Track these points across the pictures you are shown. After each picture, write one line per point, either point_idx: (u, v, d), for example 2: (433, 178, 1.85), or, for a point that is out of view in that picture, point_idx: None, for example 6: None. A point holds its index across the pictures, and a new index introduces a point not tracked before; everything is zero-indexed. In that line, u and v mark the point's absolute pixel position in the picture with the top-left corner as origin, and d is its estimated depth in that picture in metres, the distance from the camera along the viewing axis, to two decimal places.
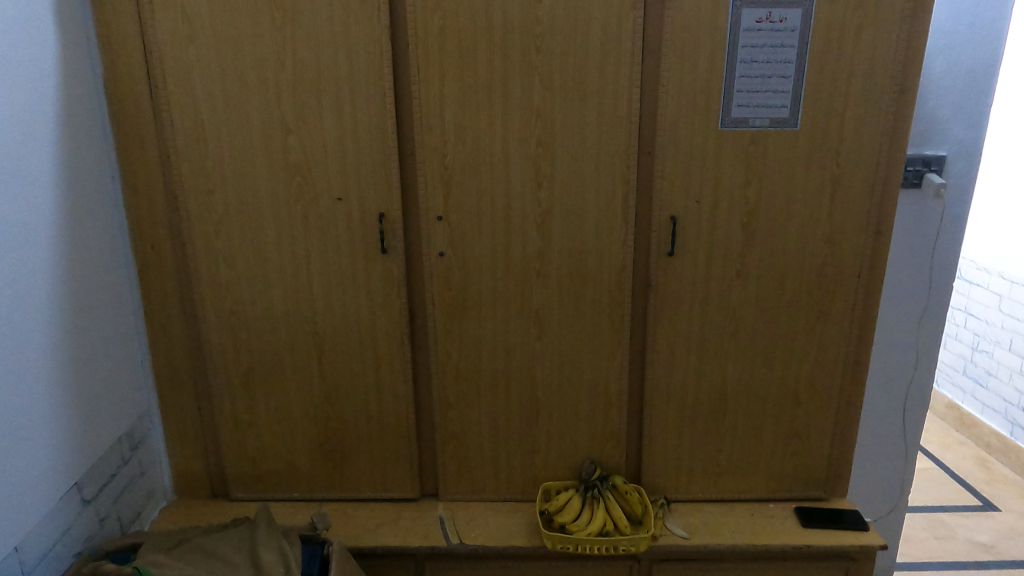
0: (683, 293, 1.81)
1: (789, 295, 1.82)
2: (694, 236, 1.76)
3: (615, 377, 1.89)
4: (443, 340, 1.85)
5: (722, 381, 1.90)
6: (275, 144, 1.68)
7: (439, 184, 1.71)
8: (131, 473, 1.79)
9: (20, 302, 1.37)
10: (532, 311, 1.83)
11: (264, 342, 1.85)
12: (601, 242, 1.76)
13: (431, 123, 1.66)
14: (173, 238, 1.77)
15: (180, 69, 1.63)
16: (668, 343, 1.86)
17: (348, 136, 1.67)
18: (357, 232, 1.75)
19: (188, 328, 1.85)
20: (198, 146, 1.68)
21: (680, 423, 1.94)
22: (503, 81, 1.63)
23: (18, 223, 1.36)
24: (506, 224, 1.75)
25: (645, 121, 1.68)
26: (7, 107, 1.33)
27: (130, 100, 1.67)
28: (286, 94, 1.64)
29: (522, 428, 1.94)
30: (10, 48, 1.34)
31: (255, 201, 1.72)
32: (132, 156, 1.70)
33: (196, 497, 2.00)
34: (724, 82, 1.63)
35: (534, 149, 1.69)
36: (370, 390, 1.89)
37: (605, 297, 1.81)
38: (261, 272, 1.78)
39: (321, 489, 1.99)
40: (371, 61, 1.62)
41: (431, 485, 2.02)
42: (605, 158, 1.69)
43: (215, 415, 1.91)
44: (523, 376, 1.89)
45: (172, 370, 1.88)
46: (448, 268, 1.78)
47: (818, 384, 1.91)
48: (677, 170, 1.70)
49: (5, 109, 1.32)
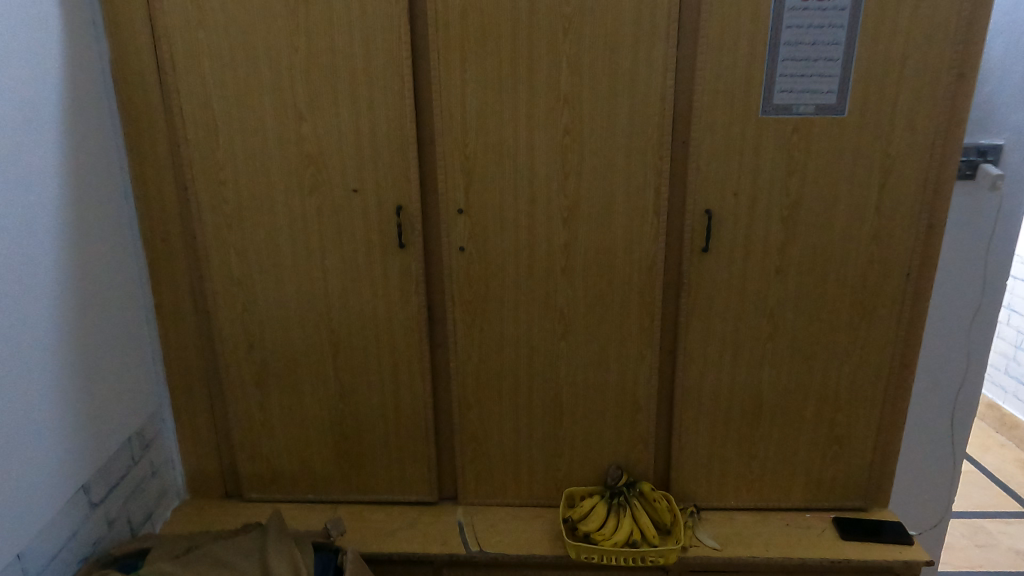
0: (717, 292, 1.71)
1: (832, 295, 1.70)
2: (730, 230, 1.65)
3: (643, 379, 1.79)
4: (464, 338, 1.76)
5: (758, 385, 1.80)
6: (288, 133, 1.60)
7: (460, 175, 1.62)
8: (141, 474, 1.74)
9: (20, 304, 1.30)
10: (557, 310, 1.73)
11: (278, 338, 1.78)
12: (631, 238, 1.66)
13: (451, 111, 1.57)
14: (185, 232, 1.71)
15: (189, 55, 1.55)
16: (701, 343, 1.76)
17: (364, 124, 1.58)
18: (374, 226, 1.66)
19: (200, 324, 1.79)
20: (209, 136, 1.61)
21: (712, 428, 1.84)
22: (528, 66, 1.53)
23: (18, 218, 1.29)
24: (530, 218, 1.65)
25: (680, 109, 1.57)
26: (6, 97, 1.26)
27: (139, 88, 1.59)
28: (300, 80, 1.56)
29: (545, 431, 1.85)
30: (7, 33, 1.26)
31: (268, 193, 1.65)
32: (142, 146, 1.64)
33: (210, 497, 1.95)
34: (767, 65, 1.51)
35: (561, 138, 1.59)
36: (387, 389, 1.81)
37: (635, 295, 1.71)
38: (274, 267, 1.71)
39: (337, 492, 1.92)
40: (389, 45, 1.52)
41: (450, 489, 1.95)
42: (636, 148, 1.59)
43: (228, 415, 1.85)
44: (547, 377, 1.80)
45: (184, 368, 1.82)
46: (469, 264, 1.69)
47: (860, 388, 1.79)
48: (713, 160, 1.59)
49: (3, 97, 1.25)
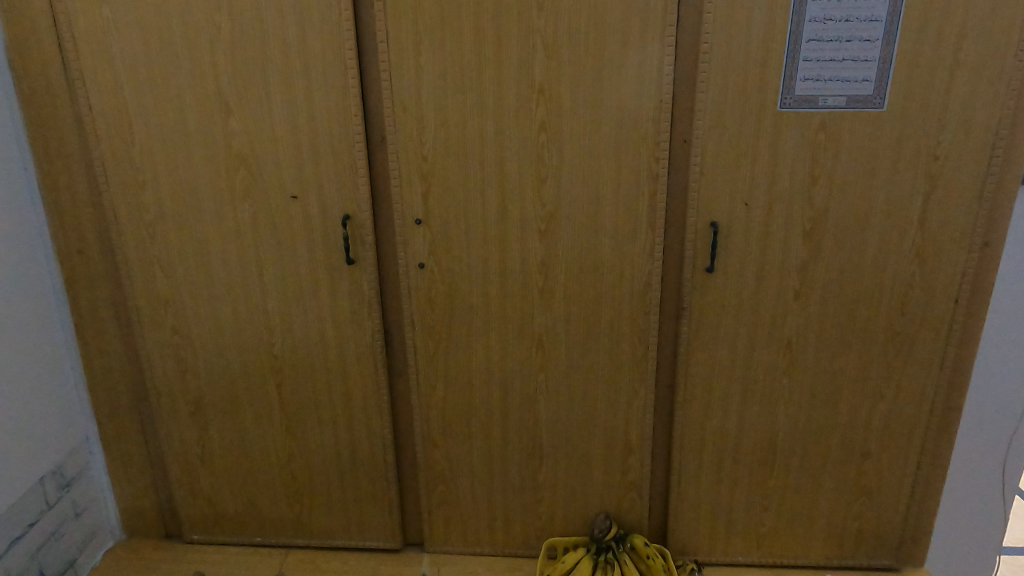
0: (724, 319, 1.44)
1: (862, 323, 1.42)
2: (740, 247, 1.38)
3: (636, 418, 1.53)
4: (425, 368, 1.52)
5: (772, 427, 1.52)
6: (214, 130, 1.35)
7: (418, 180, 1.36)
8: (59, 518, 1.53)
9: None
10: (534, 338, 1.48)
11: (214, 365, 1.55)
12: (620, 255, 1.40)
13: (404, 103, 1.31)
14: (104, 244, 1.48)
15: (93, 37, 1.31)
16: (704, 378, 1.49)
17: (301, 121, 1.33)
18: (319, 240, 1.42)
19: (126, 347, 1.57)
20: (123, 134, 1.37)
21: (717, 476, 1.58)
22: (495, 49, 1.27)
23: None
24: (500, 230, 1.39)
25: (680, 101, 1.29)
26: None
27: (41, 76, 1.36)
28: (224, 67, 1.30)
29: (522, 474, 1.60)
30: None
31: (195, 200, 1.41)
32: (50, 144, 1.41)
33: (149, 538, 1.75)
34: (787, 47, 1.23)
35: (535, 137, 1.32)
36: (339, 424, 1.58)
37: (625, 321, 1.45)
38: (206, 285, 1.48)
39: (288, 535, 1.71)
40: (327, 24, 1.26)
41: (416, 534, 1.72)
42: (627, 149, 1.32)
43: (162, 449, 1.63)
44: (523, 413, 1.55)
45: (112, 397, 1.61)
46: (431, 283, 1.44)
47: (895, 433, 1.51)
48: (720, 164, 1.32)
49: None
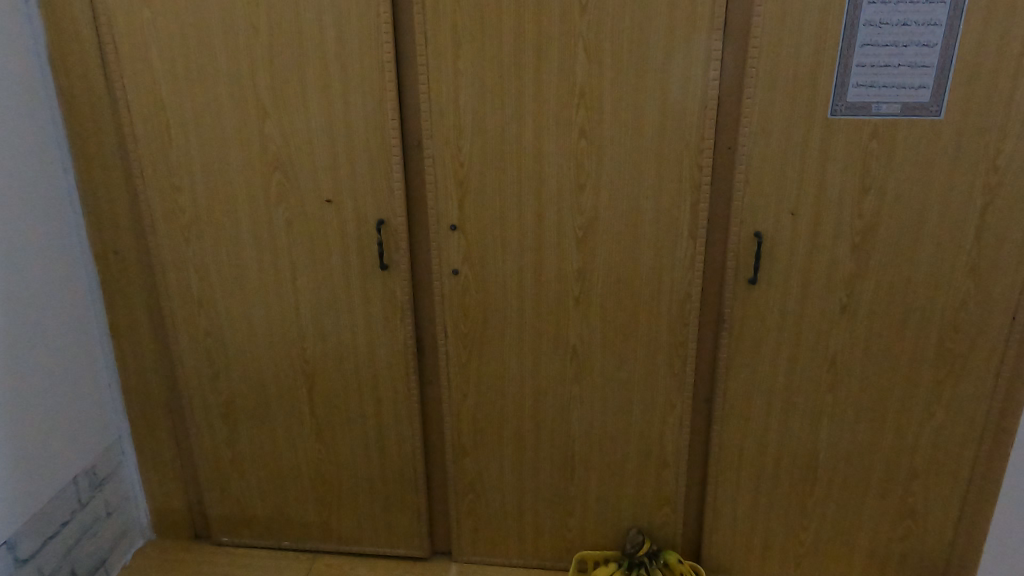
0: (766, 332, 1.39)
1: (912, 340, 1.36)
2: (784, 259, 1.33)
3: (672, 432, 1.49)
4: (457, 376, 1.49)
5: (813, 444, 1.47)
6: (250, 133, 1.34)
7: (453, 186, 1.34)
8: (91, 517, 1.54)
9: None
10: (569, 348, 1.44)
11: (245, 368, 1.54)
12: (659, 265, 1.36)
13: (441, 107, 1.28)
14: (140, 246, 1.48)
15: (133, 38, 1.31)
16: (744, 392, 1.44)
17: (337, 124, 1.32)
18: (352, 245, 1.40)
19: (160, 348, 1.57)
20: (161, 136, 1.37)
21: (754, 493, 1.53)
22: (535, 52, 1.24)
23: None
24: (536, 237, 1.36)
25: (726, 107, 1.25)
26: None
27: (81, 78, 1.36)
28: (261, 70, 1.29)
29: (553, 485, 1.57)
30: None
31: (230, 203, 1.40)
32: (88, 146, 1.41)
33: (179, 538, 1.76)
34: (840, 51, 1.18)
35: (574, 143, 1.29)
36: (369, 429, 1.56)
37: (663, 332, 1.41)
38: (239, 287, 1.47)
39: (316, 540, 1.70)
40: (365, 26, 1.25)
41: (444, 543, 1.69)
42: (669, 156, 1.28)
43: (194, 450, 1.64)
44: (556, 423, 1.51)
45: (144, 397, 1.61)
46: (465, 290, 1.42)
47: (944, 454, 1.44)
48: (766, 172, 1.27)
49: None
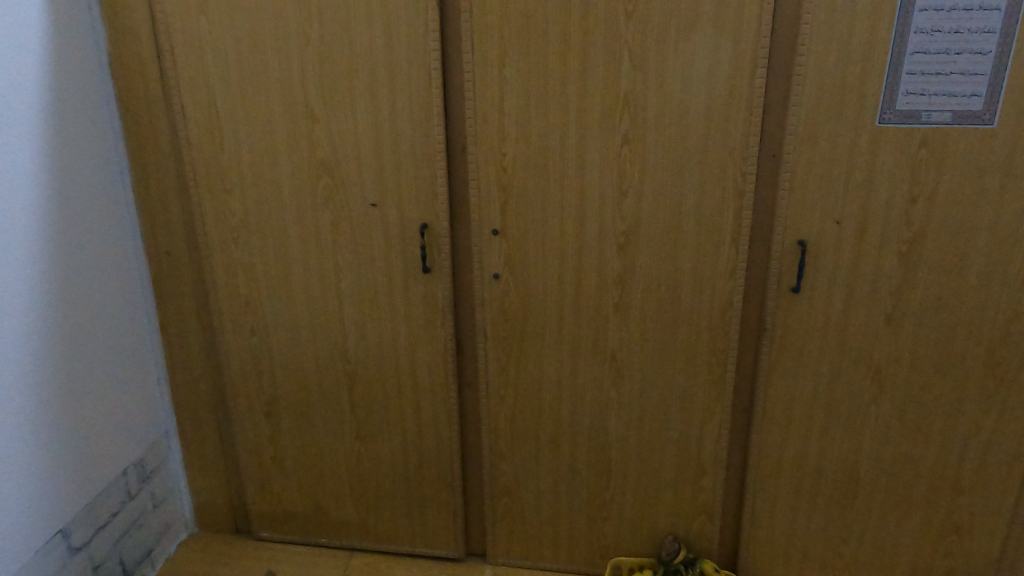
0: (808, 341, 1.38)
1: (960, 352, 1.33)
2: (829, 268, 1.32)
3: (710, 439, 1.48)
4: (496, 379, 1.51)
5: (855, 456, 1.45)
6: (299, 138, 1.38)
7: (496, 191, 1.35)
8: (140, 509, 1.59)
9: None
10: (608, 353, 1.45)
11: (289, 367, 1.58)
12: (700, 272, 1.36)
13: (486, 113, 1.30)
14: (190, 246, 1.53)
15: (190, 45, 1.35)
16: (784, 401, 1.43)
17: (384, 130, 1.35)
18: (396, 248, 1.43)
19: (207, 346, 1.61)
20: (213, 141, 1.41)
21: (794, 504, 1.51)
22: (579, 60, 1.25)
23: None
24: (577, 242, 1.37)
25: (772, 115, 1.25)
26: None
27: (140, 84, 1.42)
28: (312, 76, 1.33)
29: (589, 491, 1.57)
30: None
31: (278, 205, 1.44)
32: (144, 149, 1.46)
33: (220, 532, 1.80)
34: (890, 59, 1.17)
35: (618, 150, 1.30)
36: (408, 430, 1.58)
37: (703, 339, 1.41)
38: (285, 288, 1.51)
39: (353, 538, 1.73)
40: (414, 33, 1.27)
41: (479, 544, 1.71)
42: (713, 163, 1.28)
43: (237, 447, 1.68)
44: (593, 428, 1.52)
45: (191, 394, 1.66)
46: (505, 294, 1.43)
47: (992, 470, 1.40)
48: (811, 181, 1.26)
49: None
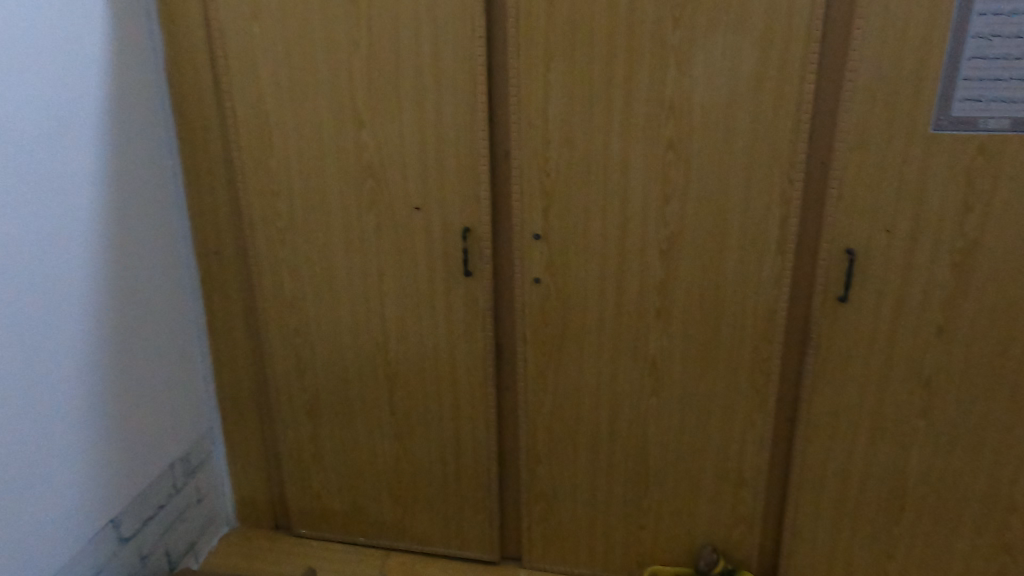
0: (855, 352, 1.35)
1: (1015, 366, 1.29)
2: (877, 277, 1.29)
3: (751, 449, 1.46)
4: (535, 383, 1.51)
5: (902, 470, 1.41)
6: (346, 142, 1.40)
7: (539, 195, 1.36)
8: (184, 502, 1.63)
9: (27, 328, 1.15)
10: (648, 360, 1.44)
11: (331, 367, 1.60)
12: (744, 279, 1.34)
13: (530, 119, 1.31)
14: (238, 247, 1.57)
15: (242, 51, 1.39)
16: (829, 413, 1.40)
17: (429, 134, 1.36)
18: (438, 251, 1.44)
19: (252, 344, 1.65)
20: (263, 144, 1.45)
21: (836, 518, 1.48)
22: (625, 66, 1.25)
23: (29, 232, 1.15)
24: (620, 248, 1.37)
25: (821, 121, 1.23)
26: (20, 96, 1.12)
27: (193, 88, 1.46)
28: (359, 82, 1.35)
29: (626, 498, 1.57)
30: (22, 22, 1.12)
31: (324, 208, 1.47)
32: (196, 151, 1.51)
33: (261, 527, 1.84)
34: (945, 64, 1.14)
35: (663, 156, 1.29)
36: (446, 432, 1.60)
37: (746, 347, 1.39)
38: (328, 289, 1.53)
39: (390, 538, 1.74)
40: (461, 39, 1.28)
41: (514, 549, 1.71)
42: (759, 170, 1.27)
43: (279, 444, 1.71)
44: (631, 435, 1.51)
45: (236, 391, 1.70)
46: (546, 298, 1.43)
47: None
48: (860, 188, 1.24)
49: (19, 96, 1.12)
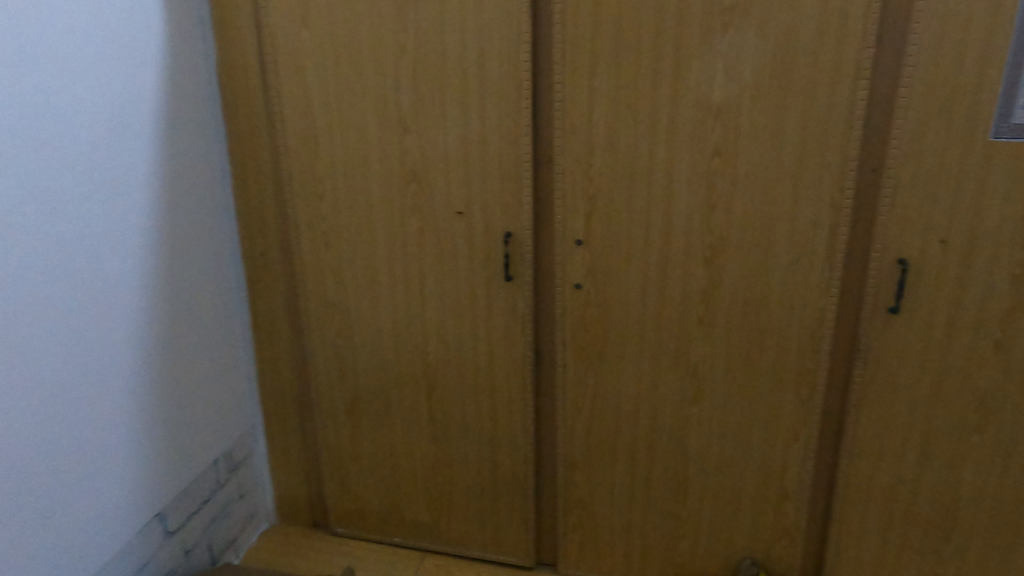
0: (906, 365, 1.31)
1: None
2: (931, 289, 1.25)
3: (794, 461, 1.44)
4: (573, 389, 1.50)
5: (954, 489, 1.36)
6: (391, 147, 1.42)
7: (582, 201, 1.35)
8: (227, 498, 1.66)
9: (82, 327, 1.19)
10: (689, 368, 1.42)
11: (370, 368, 1.62)
12: (790, 288, 1.32)
13: (574, 124, 1.31)
14: (283, 249, 1.59)
15: (291, 57, 1.41)
16: (876, 426, 1.37)
17: (473, 139, 1.37)
18: (479, 255, 1.45)
19: (294, 344, 1.67)
20: (309, 148, 1.47)
21: (883, 535, 1.44)
22: (672, 71, 1.24)
23: (87, 231, 1.19)
24: (663, 254, 1.35)
25: (874, 128, 1.20)
26: (80, 103, 1.16)
27: (243, 93, 1.49)
28: (405, 87, 1.37)
29: (664, 507, 1.55)
30: (83, 31, 1.16)
31: (367, 211, 1.48)
32: (244, 155, 1.54)
33: (299, 525, 1.86)
34: (1007, 70, 1.10)
35: (708, 162, 1.27)
36: (484, 435, 1.60)
37: (791, 357, 1.36)
38: (370, 291, 1.55)
39: (426, 539, 1.75)
40: (506, 45, 1.29)
41: (549, 554, 1.70)
42: (808, 177, 1.24)
43: (319, 443, 1.73)
44: (671, 443, 1.49)
45: (278, 389, 1.73)
46: (586, 304, 1.43)
47: None
48: (914, 197, 1.21)
49: (78, 104, 1.16)
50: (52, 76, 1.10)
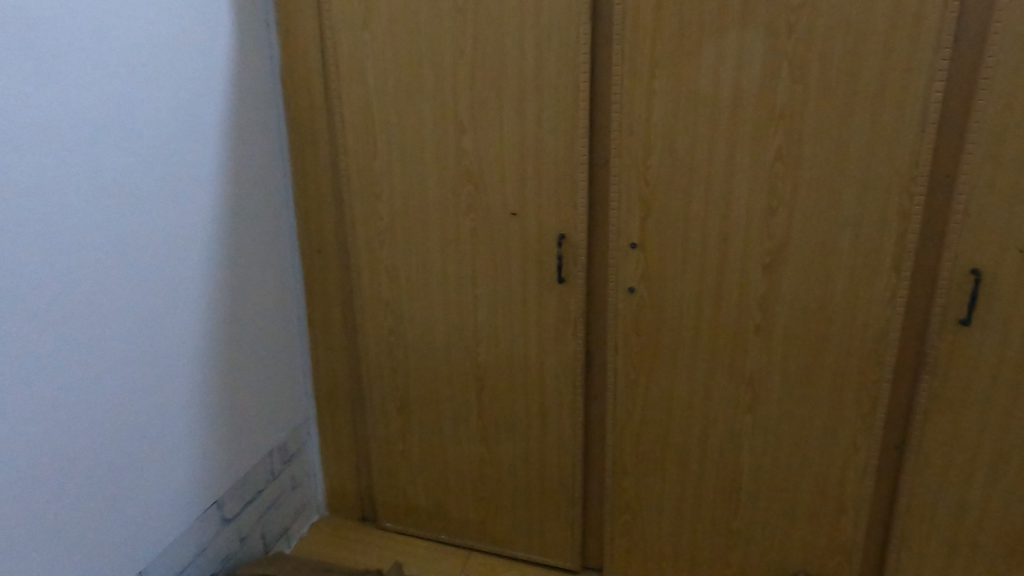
0: (976, 380, 1.25)
1: None
2: (1006, 300, 1.19)
3: (853, 475, 1.39)
4: (624, 393, 1.49)
5: None
6: (447, 148, 1.43)
7: (637, 204, 1.34)
8: (280, 488, 1.70)
9: (147, 320, 1.24)
10: (744, 375, 1.39)
11: (422, 366, 1.64)
12: (854, 296, 1.27)
13: (632, 127, 1.30)
14: (340, 247, 1.63)
15: (353, 59, 1.44)
16: (942, 442, 1.31)
17: (529, 141, 1.37)
18: (533, 257, 1.45)
19: (348, 341, 1.71)
20: (368, 148, 1.50)
21: (946, 558, 1.38)
22: (734, 73, 1.21)
23: (155, 226, 1.24)
24: (720, 259, 1.33)
25: (948, 132, 1.15)
26: (151, 105, 1.21)
27: (305, 94, 1.53)
28: (463, 89, 1.38)
29: (715, 516, 1.52)
30: (154, 35, 1.20)
31: (423, 211, 1.50)
32: (305, 154, 1.58)
33: (348, 518, 1.90)
34: None
35: (770, 166, 1.25)
36: (533, 436, 1.60)
37: (853, 368, 1.32)
38: (423, 290, 1.57)
39: (472, 537, 1.76)
40: (565, 47, 1.29)
41: (596, 559, 1.69)
42: (876, 182, 1.20)
43: (369, 438, 1.76)
44: (723, 452, 1.46)
45: (331, 385, 1.76)
46: (640, 309, 1.41)
47: None
48: (990, 204, 1.15)
49: (149, 106, 1.21)
50: (125, 77, 1.15)
